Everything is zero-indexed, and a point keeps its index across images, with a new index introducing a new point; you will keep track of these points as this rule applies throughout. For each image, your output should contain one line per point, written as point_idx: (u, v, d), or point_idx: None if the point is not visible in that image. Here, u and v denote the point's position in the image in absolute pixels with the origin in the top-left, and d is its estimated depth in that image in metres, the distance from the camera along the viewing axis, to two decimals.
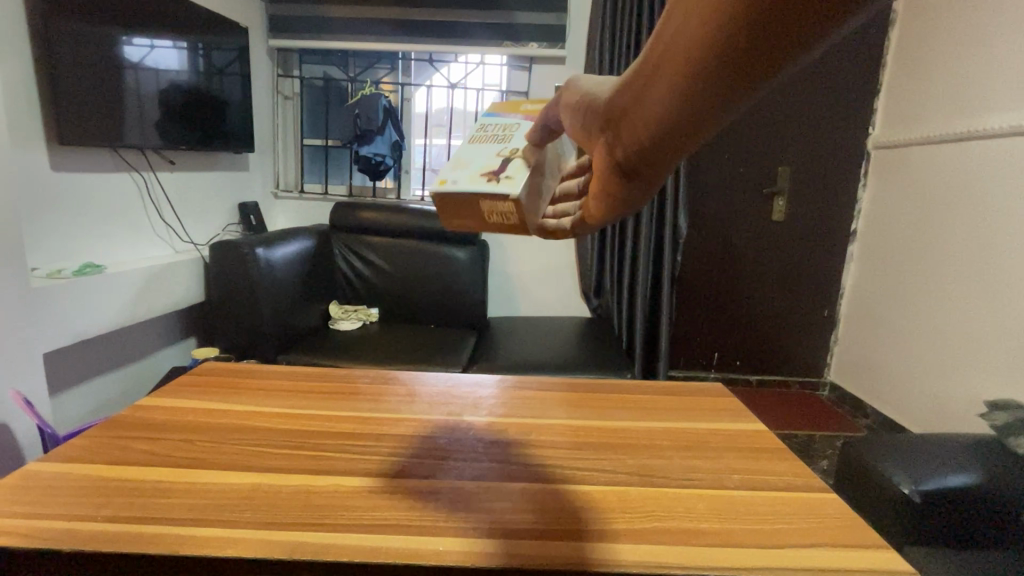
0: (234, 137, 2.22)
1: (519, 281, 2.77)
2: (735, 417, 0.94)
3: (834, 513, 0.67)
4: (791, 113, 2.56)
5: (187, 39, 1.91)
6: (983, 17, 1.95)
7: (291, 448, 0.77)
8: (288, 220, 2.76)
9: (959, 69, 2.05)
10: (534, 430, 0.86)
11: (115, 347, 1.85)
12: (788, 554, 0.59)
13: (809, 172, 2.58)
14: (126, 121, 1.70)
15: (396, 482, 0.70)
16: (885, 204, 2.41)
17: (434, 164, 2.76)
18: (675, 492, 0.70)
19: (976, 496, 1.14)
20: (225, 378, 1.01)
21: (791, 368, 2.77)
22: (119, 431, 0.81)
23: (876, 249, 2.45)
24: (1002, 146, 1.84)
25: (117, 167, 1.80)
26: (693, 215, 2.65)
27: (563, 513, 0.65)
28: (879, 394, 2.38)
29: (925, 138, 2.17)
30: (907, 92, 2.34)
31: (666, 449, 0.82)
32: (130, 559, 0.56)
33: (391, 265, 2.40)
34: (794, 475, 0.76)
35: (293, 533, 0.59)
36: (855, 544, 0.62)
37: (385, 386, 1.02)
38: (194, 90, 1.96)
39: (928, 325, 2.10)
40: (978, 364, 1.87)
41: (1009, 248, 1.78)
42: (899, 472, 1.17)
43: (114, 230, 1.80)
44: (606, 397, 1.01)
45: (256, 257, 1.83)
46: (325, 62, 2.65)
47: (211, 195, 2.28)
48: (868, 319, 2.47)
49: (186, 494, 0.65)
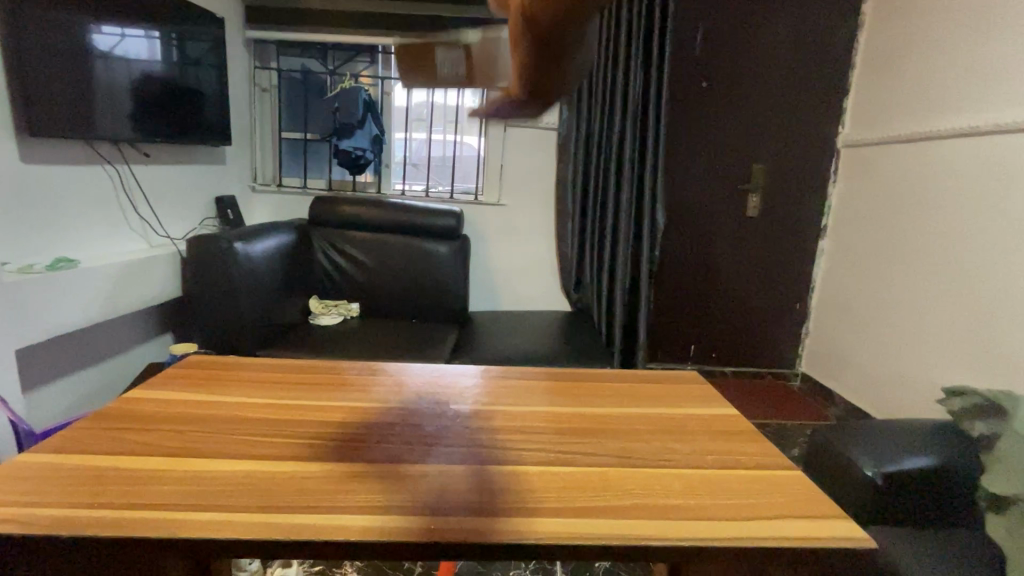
0: (210, 130, 2.19)
1: (500, 276, 2.78)
2: (709, 403, 0.99)
3: (800, 488, 0.72)
4: (766, 110, 2.61)
5: (161, 28, 1.87)
6: (948, 22, 2.04)
7: (280, 436, 0.79)
8: (267, 215, 2.72)
9: (925, 72, 2.13)
10: (518, 417, 0.89)
11: (92, 342, 1.82)
12: (756, 525, 0.64)
13: (783, 170, 2.66)
14: (96, 111, 1.66)
15: (385, 466, 0.72)
16: (852, 200, 2.51)
17: (415, 158, 2.75)
18: (653, 472, 0.74)
19: (934, 476, 1.22)
20: (210, 371, 1.02)
21: (766, 361, 2.86)
22: (105, 421, 0.81)
23: (844, 244, 2.55)
24: (960, 147, 1.94)
25: (89, 159, 1.77)
26: (670, 211, 2.70)
27: (546, 492, 0.68)
28: (846, 383, 2.48)
29: (890, 138, 2.27)
30: (874, 91, 2.42)
31: (644, 433, 0.86)
32: (126, 543, 0.58)
33: (373, 260, 2.40)
34: (763, 455, 0.81)
35: (282, 516, 0.61)
36: (817, 516, 0.67)
37: (371, 376, 1.04)
38: (168, 81, 1.93)
39: (892, 316, 2.20)
40: (938, 352, 1.97)
41: (967, 244, 1.88)
42: (863, 456, 1.24)
43: (88, 223, 1.78)
44: (587, 385, 1.04)
45: (234, 252, 1.83)
46: (303, 54, 2.61)
47: (187, 188, 2.25)
48: (838, 311, 2.57)
49: (178, 481, 0.67)
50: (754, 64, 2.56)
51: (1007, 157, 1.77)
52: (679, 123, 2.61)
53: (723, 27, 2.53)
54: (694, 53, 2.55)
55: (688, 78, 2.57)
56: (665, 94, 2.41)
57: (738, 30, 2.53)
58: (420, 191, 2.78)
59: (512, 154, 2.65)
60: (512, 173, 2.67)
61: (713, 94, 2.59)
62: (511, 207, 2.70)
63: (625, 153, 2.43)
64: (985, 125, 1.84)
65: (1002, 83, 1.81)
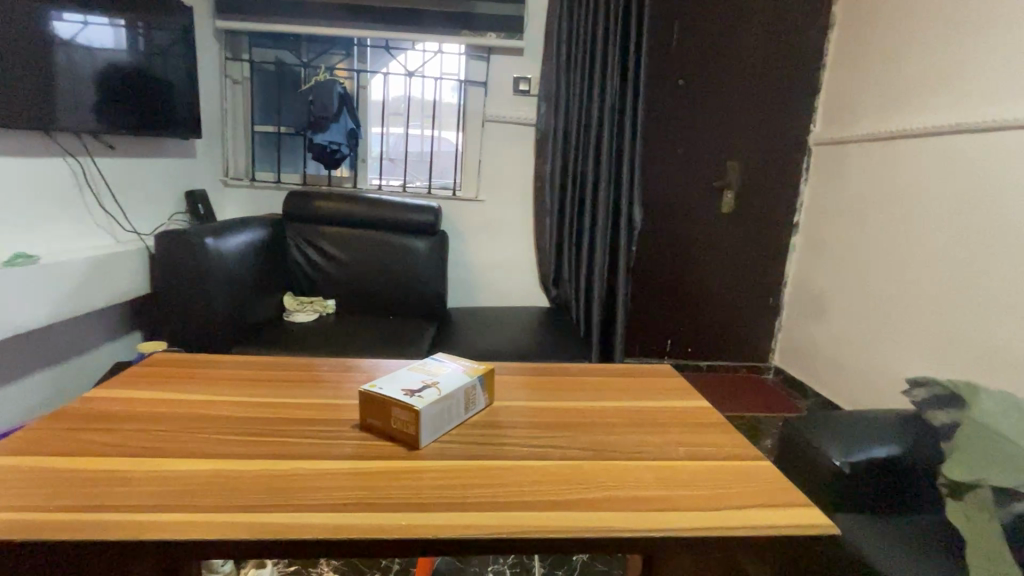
0: (181, 123, 2.13)
1: (478, 271, 2.77)
2: (683, 395, 1.00)
3: (770, 478, 0.73)
4: (740, 109, 2.65)
5: (126, 16, 1.81)
6: (915, 24, 2.10)
7: (251, 433, 0.78)
8: (239, 211, 2.65)
9: (893, 72, 2.19)
10: (494, 412, 0.89)
11: (54, 342, 1.76)
12: (727, 515, 0.65)
13: (757, 167, 2.70)
14: (58, 103, 1.60)
15: (358, 463, 0.72)
16: (823, 197, 2.57)
17: (391, 153, 2.72)
18: (628, 464, 0.75)
19: (898, 464, 1.26)
20: (179, 369, 1.00)
21: (740, 355, 2.91)
22: (66, 422, 0.79)
23: (815, 240, 2.61)
24: (924, 145, 2.01)
25: (49, 150, 1.70)
26: (648, 207, 2.73)
27: (520, 485, 0.68)
28: (817, 375, 2.55)
29: (860, 138, 2.33)
30: (845, 89, 2.47)
31: (619, 426, 0.86)
32: (91, 546, 0.56)
33: (349, 256, 2.37)
34: (735, 446, 0.82)
35: (250, 515, 0.60)
36: (786, 504, 0.68)
37: (346, 372, 1.03)
38: (134, 71, 1.87)
39: (861, 310, 2.27)
40: (904, 345, 2.04)
41: (941, 241, 1.91)
42: (832, 445, 1.27)
43: (49, 219, 1.71)
44: (564, 379, 1.05)
45: (204, 248, 1.78)
46: (276, 46, 2.56)
47: (155, 182, 2.18)
48: (809, 305, 2.63)
49: (145, 481, 0.66)
50: (729, 63, 2.59)
51: (985, 155, 1.78)
52: (656, 120, 2.64)
53: (699, 26, 2.55)
54: (670, 50, 2.58)
55: (665, 75, 2.59)
56: (642, 91, 2.44)
57: (714, 29, 2.56)
58: (397, 186, 2.74)
59: (490, 150, 2.64)
60: (491, 168, 2.65)
61: (689, 92, 2.62)
62: (489, 202, 2.69)
63: (603, 150, 2.45)
64: (962, 123, 1.85)
65: (979, 82, 1.83)
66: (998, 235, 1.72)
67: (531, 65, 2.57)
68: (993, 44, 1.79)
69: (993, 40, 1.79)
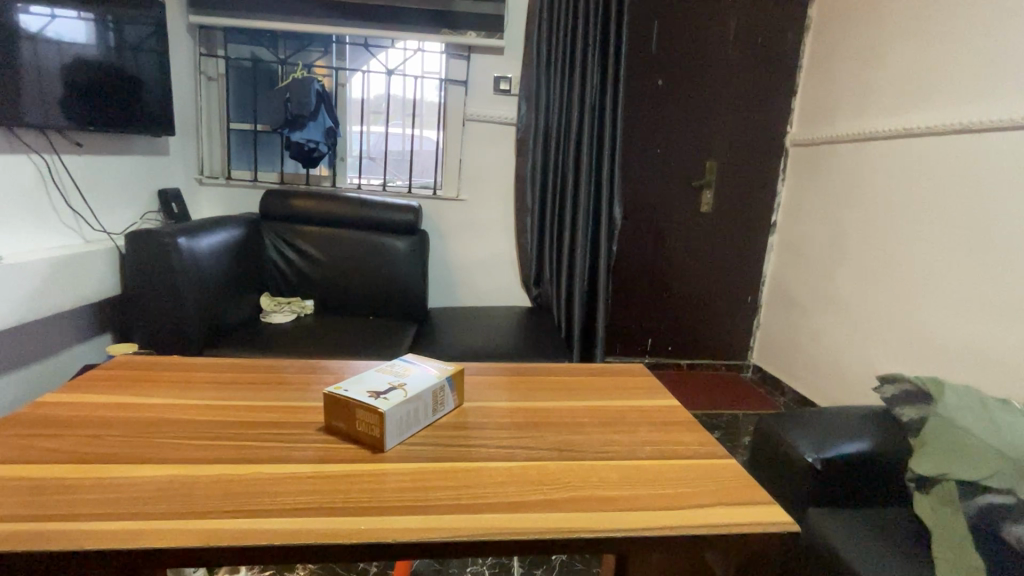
0: (153, 121, 2.08)
1: (460, 271, 2.76)
2: (652, 394, 1.01)
3: (731, 476, 0.75)
4: (720, 108, 2.67)
5: (95, 10, 1.76)
6: (887, 28, 2.14)
7: (215, 438, 0.78)
8: (215, 211, 2.61)
9: (865, 73, 2.24)
10: (463, 412, 0.90)
11: (23, 343, 1.71)
12: (687, 514, 0.67)
13: (736, 167, 2.73)
14: (23, 99, 1.56)
15: (320, 467, 0.72)
16: (799, 197, 2.62)
17: (373, 152, 2.69)
18: (591, 464, 0.76)
19: (868, 460, 1.28)
20: (146, 373, 0.99)
21: (720, 352, 2.94)
22: (23, 428, 0.79)
23: (790, 239, 2.67)
24: (892, 148, 2.07)
25: (13, 148, 1.65)
26: (628, 206, 2.74)
27: (482, 487, 0.70)
28: (792, 371, 2.61)
29: (832, 139, 2.39)
30: (821, 89, 2.51)
31: (586, 424, 0.87)
32: (48, 557, 0.57)
33: (327, 255, 2.34)
34: (700, 443, 0.83)
35: (206, 522, 0.61)
36: (746, 502, 0.70)
37: (316, 374, 1.02)
38: (104, 66, 1.82)
39: (834, 308, 2.32)
40: (874, 342, 2.10)
41: (924, 244, 1.91)
42: (805, 441, 1.28)
43: (14, 217, 1.66)
44: (535, 379, 1.05)
45: (178, 248, 1.74)
46: (253, 42, 2.51)
47: (126, 179, 2.13)
48: (785, 303, 2.69)
49: (106, 488, 0.66)
50: (708, 64, 2.62)
51: (962, 158, 1.80)
52: (636, 121, 2.65)
53: (678, 28, 2.58)
54: (650, 51, 2.58)
55: (646, 75, 2.60)
56: (622, 91, 2.44)
57: (695, 29, 2.58)
58: (377, 185, 2.72)
59: (471, 149, 2.62)
60: (472, 167, 2.64)
61: (669, 92, 2.63)
62: (470, 201, 2.68)
63: (584, 149, 2.46)
64: (957, 124, 1.81)
65: (973, 83, 1.79)
66: (970, 237, 1.75)
67: (512, 64, 2.56)
68: (988, 45, 1.75)
69: (983, 44, 1.77)
